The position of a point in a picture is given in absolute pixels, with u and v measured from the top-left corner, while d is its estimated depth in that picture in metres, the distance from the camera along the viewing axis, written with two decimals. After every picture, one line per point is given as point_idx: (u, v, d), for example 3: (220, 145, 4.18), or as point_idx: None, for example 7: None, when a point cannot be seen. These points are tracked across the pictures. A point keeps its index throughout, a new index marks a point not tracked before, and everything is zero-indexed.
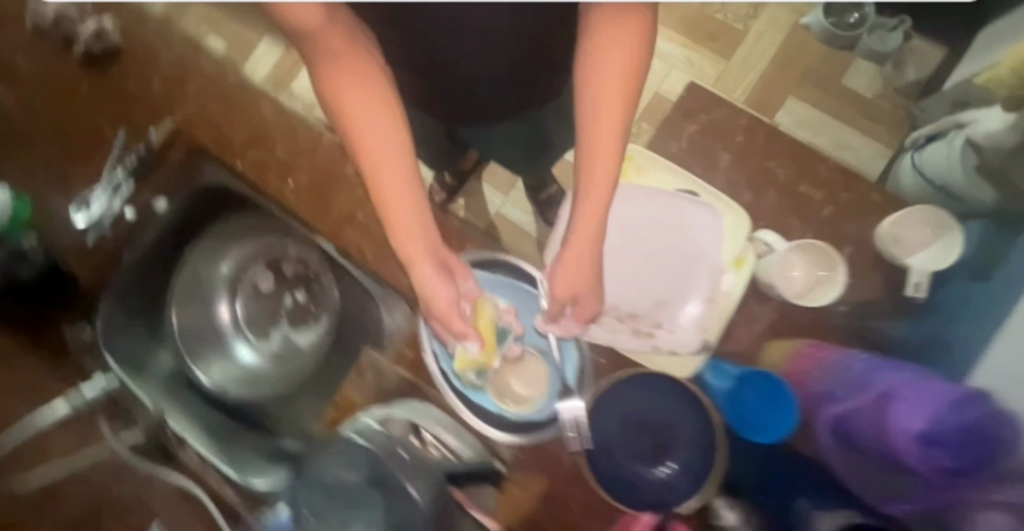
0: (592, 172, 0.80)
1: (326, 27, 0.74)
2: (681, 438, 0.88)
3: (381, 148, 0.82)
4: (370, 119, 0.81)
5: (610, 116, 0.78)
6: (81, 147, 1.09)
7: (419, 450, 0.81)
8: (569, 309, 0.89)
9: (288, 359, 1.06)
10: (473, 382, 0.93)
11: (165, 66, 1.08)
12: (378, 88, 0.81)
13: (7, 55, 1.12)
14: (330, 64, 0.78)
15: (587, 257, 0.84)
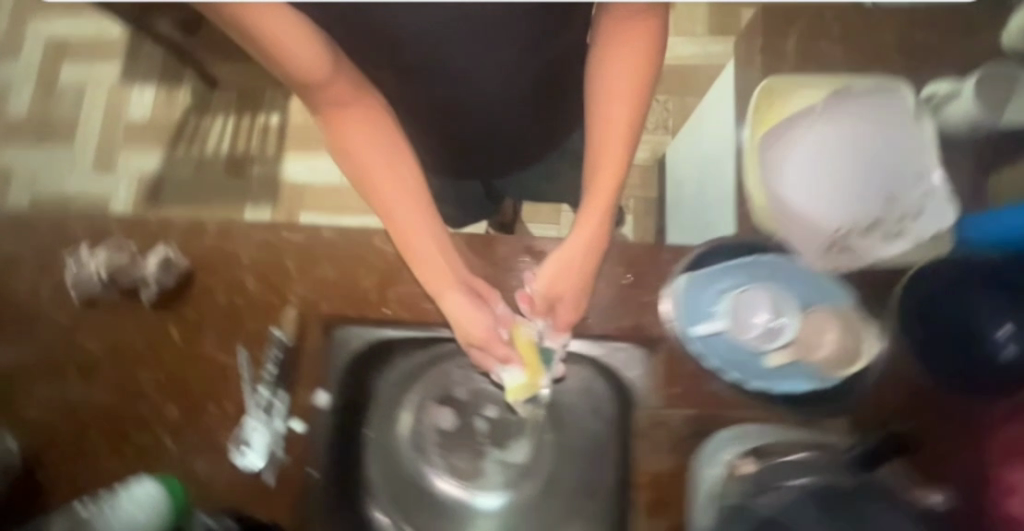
0: (603, 145, 0.81)
1: (329, 75, 0.78)
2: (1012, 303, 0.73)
3: (391, 190, 0.86)
4: (375, 154, 0.84)
5: (613, 114, 0.80)
6: (201, 391, 0.95)
7: (783, 472, 0.73)
8: (557, 313, 0.88)
9: (531, 480, 0.92)
10: (773, 372, 0.79)
11: (251, 261, 0.96)
12: (384, 132, 0.85)
13: (75, 343, 0.98)
14: (335, 111, 0.82)
15: (567, 278, 0.85)
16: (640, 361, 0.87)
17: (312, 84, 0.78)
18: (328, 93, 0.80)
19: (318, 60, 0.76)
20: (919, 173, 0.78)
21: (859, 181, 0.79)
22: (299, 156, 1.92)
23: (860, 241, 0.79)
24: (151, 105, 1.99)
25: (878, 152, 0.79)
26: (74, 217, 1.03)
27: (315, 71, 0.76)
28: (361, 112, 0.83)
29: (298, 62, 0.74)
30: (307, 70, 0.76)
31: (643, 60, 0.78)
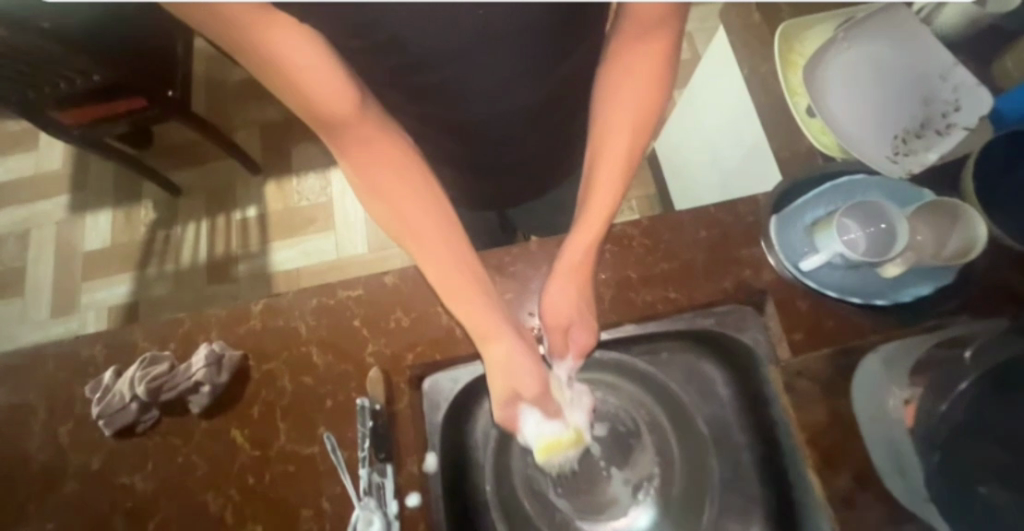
0: (621, 156, 0.81)
1: (357, 112, 0.73)
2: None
3: (424, 236, 0.79)
4: (400, 189, 0.79)
5: (620, 126, 0.81)
6: (288, 497, 0.82)
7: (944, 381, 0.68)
8: (569, 341, 0.84)
9: (667, 487, 0.91)
10: (884, 289, 0.79)
11: (313, 331, 0.87)
12: (409, 167, 0.80)
13: (121, 486, 0.84)
14: (358, 151, 0.77)
15: (574, 289, 0.82)
16: (754, 319, 0.85)
17: (335, 121, 0.72)
18: (355, 129, 0.75)
19: (343, 94, 0.70)
20: (941, 72, 0.83)
21: (890, 92, 0.85)
22: (288, 242, 1.77)
23: (918, 141, 0.83)
24: (110, 229, 1.81)
25: (897, 64, 0.85)
26: (91, 339, 0.90)
27: (341, 106, 0.71)
28: (388, 147, 0.78)
29: (322, 93, 0.69)
30: (334, 106, 0.70)
31: (659, 74, 0.78)
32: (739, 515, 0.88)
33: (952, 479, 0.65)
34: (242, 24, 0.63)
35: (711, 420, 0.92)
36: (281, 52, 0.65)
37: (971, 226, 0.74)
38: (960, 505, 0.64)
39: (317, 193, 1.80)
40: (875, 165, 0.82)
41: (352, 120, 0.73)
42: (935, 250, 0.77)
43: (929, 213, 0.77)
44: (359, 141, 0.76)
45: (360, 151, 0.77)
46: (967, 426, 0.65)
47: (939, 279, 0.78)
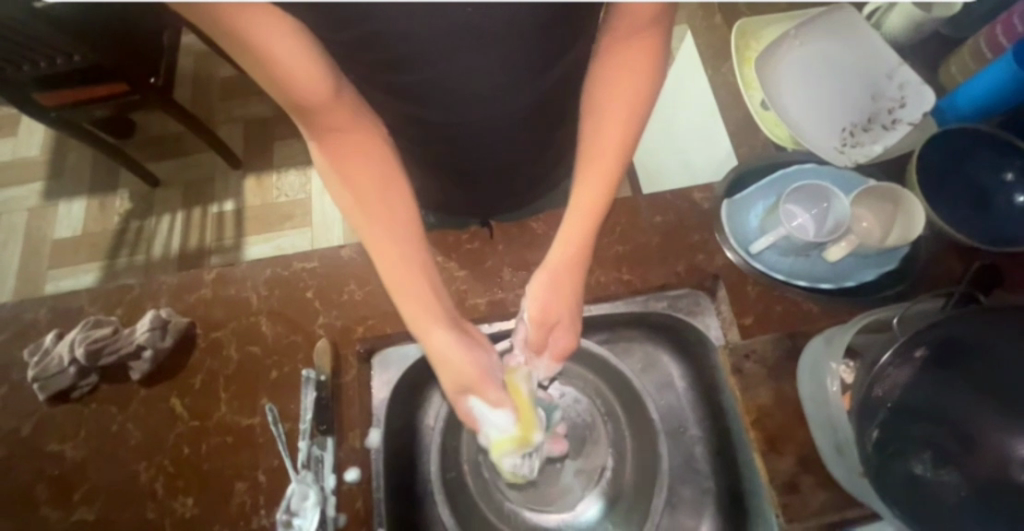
0: (590, 173, 0.72)
1: (330, 100, 0.61)
2: (985, 158, 0.82)
3: (382, 232, 0.69)
4: (366, 174, 0.68)
5: (614, 146, 0.71)
6: (223, 467, 0.79)
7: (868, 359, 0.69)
8: (548, 341, 0.79)
9: (618, 481, 0.87)
10: (828, 270, 0.82)
11: (264, 302, 0.87)
12: (379, 162, 0.69)
13: (50, 455, 0.81)
14: (329, 138, 0.65)
15: (562, 300, 0.76)
16: (707, 302, 0.86)
17: (303, 106, 0.60)
18: (326, 118, 0.63)
19: (321, 83, 0.58)
20: (887, 73, 0.87)
21: (837, 90, 0.89)
22: (262, 237, 1.76)
23: (864, 134, 0.86)
24: (83, 217, 1.79)
25: (844, 65, 0.89)
26: (35, 303, 0.89)
27: (312, 94, 0.58)
28: (354, 137, 0.66)
29: (295, 86, 0.57)
30: (301, 93, 0.58)
31: (639, 99, 0.70)
32: (691, 508, 0.84)
33: (888, 459, 0.63)
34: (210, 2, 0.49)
35: (666, 412, 0.89)
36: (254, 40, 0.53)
37: (912, 213, 0.77)
38: (900, 484, 0.62)
39: (296, 190, 1.80)
40: (821, 153, 0.85)
41: (324, 107, 0.61)
42: (880, 237, 0.79)
43: (872, 200, 0.80)
44: (330, 130, 0.64)
45: (326, 135, 0.65)
46: (901, 405, 0.65)
47: (881, 265, 0.80)
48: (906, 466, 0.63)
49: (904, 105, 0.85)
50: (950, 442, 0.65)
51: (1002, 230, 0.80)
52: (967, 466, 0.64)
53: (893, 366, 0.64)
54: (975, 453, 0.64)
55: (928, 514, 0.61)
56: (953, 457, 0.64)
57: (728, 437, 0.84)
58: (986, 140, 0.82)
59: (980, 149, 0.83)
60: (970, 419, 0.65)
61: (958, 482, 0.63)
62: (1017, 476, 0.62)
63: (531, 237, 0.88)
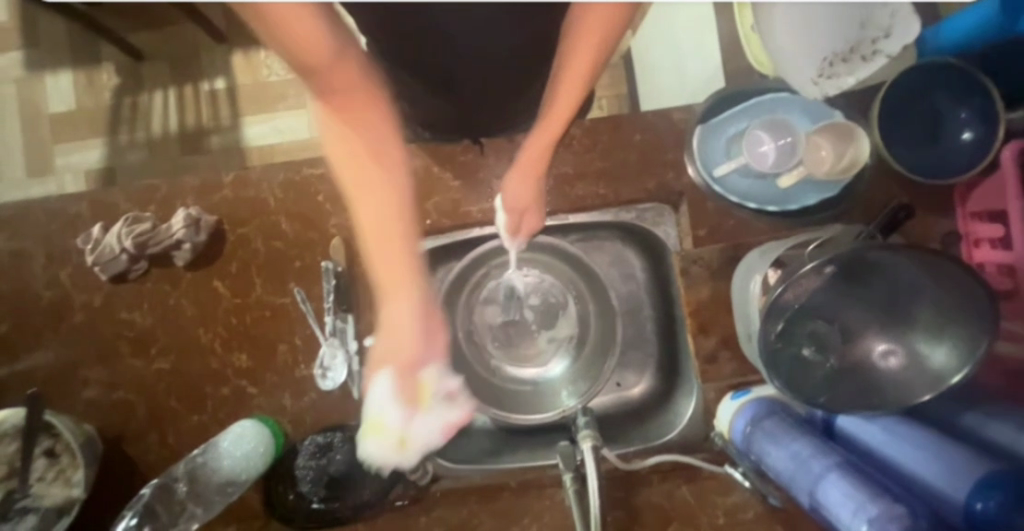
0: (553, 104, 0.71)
1: (332, 59, 0.57)
2: (948, 97, 0.92)
3: (367, 200, 0.64)
4: (360, 143, 0.63)
5: (581, 63, 0.65)
6: (266, 334, 0.99)
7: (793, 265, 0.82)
8: (520, 223, 0.88)
9: (581, 346, 1.09)
10: (780, 192, 0.93)
11: (281, 203, 0.99)
12: (377, 129, 0.63)
13: (123, 321, 1.00)
14: (331, 97, 0.61)
15: (529, 190, 0.84)
16: (669, 215, 0.99)
17: (305, 67, 0.57)
18: (328, 77, 0.59)
19: (319, 37, 0.55)
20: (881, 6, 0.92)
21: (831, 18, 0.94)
22: (258, 118, 1.73)
23: (842, 66, 0.92)
24: (74, 92, 1.75)
25: None
26: (77, 199, 1.01)
27: (311, 50, 0.56)
28: (358, 97, 0.62)
29: (292, 36, 0.54)
30: (304, 48, 0.55)
31: (619, 22, 0.61)
32: (635, 369, 1.08)
33: (784, 344, 0.81)
34: None
35: (628, 298, 1.07)
36: None
37: (860, 147, 0.89)
38: (789, 363, 0.81)
39: (286, 68, 1.73)
40: (797, 84, 0.92)
41: (329, 67, 0.58)
42: (829, 166, 0.90)
43: (833, 132, 0.90)
44: (332, 90, 0.60)
45: (326, 95, 0.61)
46: (805, 305, 0.81)
47: (824, 192, 0.92)
48: (801, 352, 0.81)
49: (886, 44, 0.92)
50: (831, 334, 0.83)
51: (942, 163, 0.91)
52: (838, 354, 0.82)
53: (813, 274, 0.78)
54: (855, 346, 0.82)
55: (802, 382, 0.81)
56: (835, 348, 0.83)
57: (672, 319, 1.04)
58: (951, 79, 0.91)
59: (940, 85, 0.92)
60: (855, 322, 0.83)
61: (838, 365, 0.82)
62: (874, 363, 0.81)
63: (519, 152, 0.98)
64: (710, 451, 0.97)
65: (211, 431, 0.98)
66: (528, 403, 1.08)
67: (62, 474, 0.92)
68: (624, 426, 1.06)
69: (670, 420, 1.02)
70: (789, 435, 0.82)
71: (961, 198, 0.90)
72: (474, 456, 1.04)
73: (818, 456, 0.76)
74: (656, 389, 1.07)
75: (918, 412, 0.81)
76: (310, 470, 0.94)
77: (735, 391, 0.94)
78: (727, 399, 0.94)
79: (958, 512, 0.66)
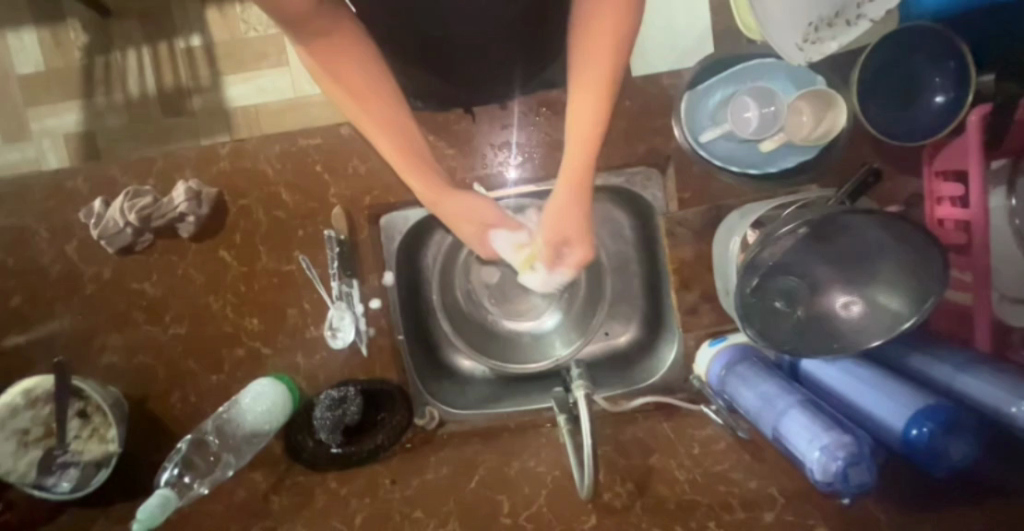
0: (579, 112, 0.73)
1: (315, 9, 0.63)
2: (924, 63, 0.97)
3: (374, 128, 0.76)
4: (355, 79, 0.72)
5: (599, 62, 0.69)
6: (275, 300, 1.04)
7: (770, 226, 0.89)
8: (559, 256, 0.89)
9: (573, 302, 1.17)
10: (761, 156, 0.98)
11: (280, 174, 1.02)
12: (368, 68, 0.72)
13: (134, 290, 1.05)
14: (315, 45, 0.68)
15: (571, 220, 0.83)
16: (656, 178, 1.04)
17: (291, 19, 0.62)
18: (311, 26, 0.65)
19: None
20: None
21: None
22: (239, 78, 1.67)
23: (826, 31, 0.94)
24: (41, 51, 1.67)
25: None
26: (73, 173, 1.03)
27: (297, 8, 0.61)
28: (339, 39, 0.68)
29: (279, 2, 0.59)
30: (284, 5, 0.59)
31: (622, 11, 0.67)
32: (622, 321, 1.16)
33: (758, 298, 0.89)
34: None
35: (617, 256, 1.14)
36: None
37: (837, 112, 0.94)
38: (762, 314, 0.90)
39: (265, 24, 1.66)
40: (782, 53, 0.94)
41: (311, 17, 0.63)
42: (807, 130, 0.95)
43: (813, 99, 0.95)
44: (314, 38, 0.66)
45: (317, 45, 0.68)
46: (778, 262, 0.89)
47: (801, 155, 0.97)
48: (773, 306, 0.90)
49: (875, 2, 0.91)
50: (800, 288, 0.91)
51: (912, 126, 0.97)
52: (805, 305, 0.91)
53: (787, 234, 0.85)
54: (821, 299, 0.91)
55: (772, 330, 0.90)
56: (802, 300, 0.91)
57: (657, 275, 1.11)
58: (928, 45, 0.96)
59: (917, 48, 0.97)
60: (820, 276, 0.91)
61: (805, 316, 0.91)
62: (836, 314, 0.90)
63: (510, 119, 1.01)
64: (689, 391, 1.08)
65: (231, 389, 1.05)
66: (522, 355, 1.17)
67: (96, 432, 0.99)
68: (612, 374, 1.15)
69: (653, 366, 1.12)
70: (759, 378, 0.92)
71: (929, 157, 0.95)
72: (476, 403, 1.14)
73: (782, 394, 0.87)
74: (641, 339, 1.16)
75: (871, 354, 0.92)
76: (328, 419, 1.02)
77: (713, 338, 1.03)
78: (705, 346, 1.03)
79: (897, 437, 0.78)
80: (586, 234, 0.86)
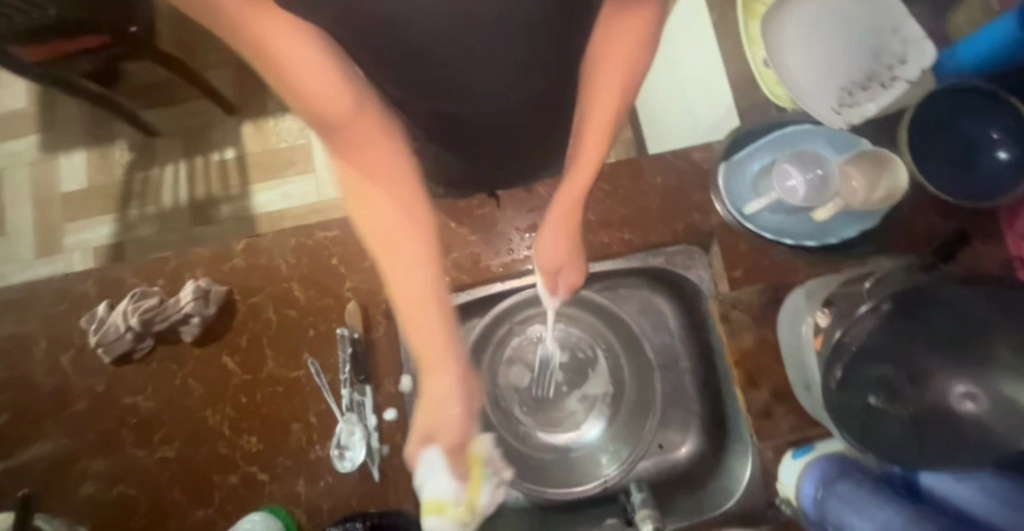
0: (586, 133, 0.71)
1: (352, 111, 0.60)
2: (973, 123, 0.89)
3: (397, 254, 0.65)
4: (378, 193, 0.64)
5: (618, 70, 0.68)
6: (278, 411, 0.92)
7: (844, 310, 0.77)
8: (558, 280, 0.82)
9: (618, 403, 1.01)
10: (817, 228, 0.89)
11: (294, 269, 0.95)
12: (397, 175, 0.65)
13: (125, 406, 0.94)
14: (351, 152, 0.63)
15: (564, 246, 0.78)
16: (700, 258, 0.93)
17: (325, 121, 0.59)
18: (349, 131, 0.61)
19: (339, 90, 0.58)
20: (883, 44, 0.96)
21: (838, 59, 0.98)
22: (268, 185, 1.72)
23: (861, 95, 0.94)
24: (86, 170, 1.77)
25: (847, 35, 0.99)
26: (83, 277, 0.98)
27: (331, 106, 0.58)
28: (374, 150, 0.63)
29: (312, 91, 0.56)
30: (318, 101, 0.57)
31: (644, 40, 0.67)
32: (679, 426, 0.99)
33: (847, 396, 0.74)
34: (245, 24, 0.53)
35: (661, 348, 1.01)
36: (269, 45, 0.54)
37: (896, 173, 0.84)
38: (855, 416, 0.74)
39: (295, 135, 1.74)
40: (821, 116, 0.92)
41: (350, 119, 0.60)
42: (865, 196, 0.85)
43: (862, 161, 0.87)
44: (349, 142, 0.62)
45: (350, 153, 0.63)
46: (863, 348, 0.73)
47: (861, 223, 0.87)
48: (869, 406, 0.74)
49: (898, 74, 0.93)
50: (900, 379, 0.73)
51: (986, 187, 0.87)
52: (913, 400, 0.73)
53: (867, 316, 0.73)
54: (934, 390, 0.72)
55: (867, 434, 0.74)
56: (905, 393, 0.73)
57: (713, 368, 0.97)
58: (971, 105, 0.89)
59: (967, 110, 0.89)
60: (927, 364, 0.72)
61: (913, 414, 0.73)
62: (956, 408, 0.71)
63: (536, 201, 0.95)
64: (776, 521, 0.87)
65: (218, 526, 0.88)
66: (565, 474, 0.99)
67: None
68: (673, 496, 0.96)
69: (726, 485, 0.92)
70: (872, 502, 0.71)
71: (1008, 220, 0.84)
72: None
73: (913, 529, 0.66)
74: (703, 449, 0.98)
75: None
76: None
77: (796, 448, 0.85)
78: (788, 458, 0.85)
79: None
80: (579, 258, 0.81)
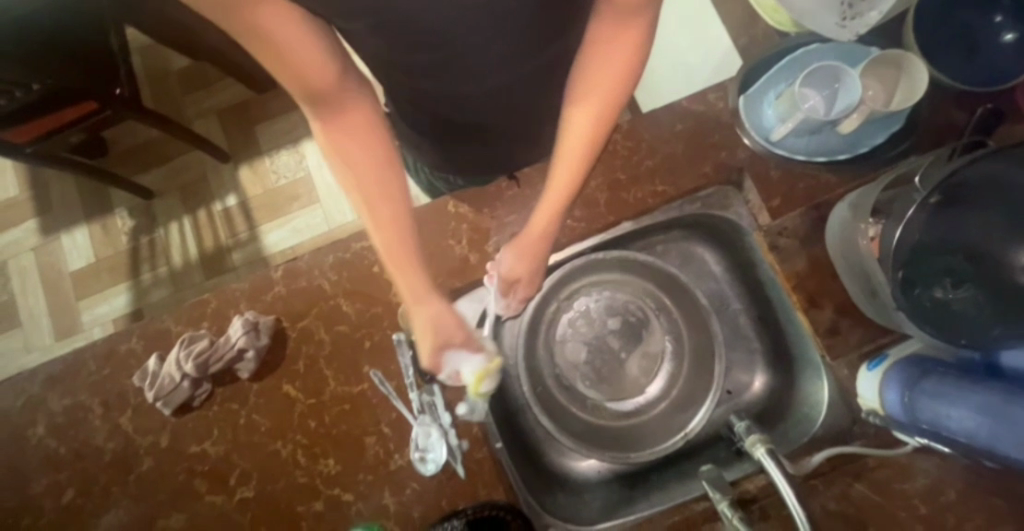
0: (565, 145, 0.78)
1: (336, 84, 0.68)
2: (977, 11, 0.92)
3: (380, 217, 0.75)
4: (355, 152, 0.73)
5: (607, 82, 0.75)
6: (349, 429, 0.90)
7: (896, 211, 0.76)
8: (514, 292, 0.90)
9: (680, 357, 1.01)
10: (847, 142, 0.90)
11: (336, 285, 0.95)
12: (377, 147, 0.74)
13: (194, 455, 0.92)
14: (333, 120, 0.71)
15: (526, 265, 0.86)
16: (736, 195, 0.94)
17: (314, 93, 0.68)
18: (331, 100, 0.69)
19: (318, 62, 0.64)
20: None
21: None
22: (275, 223, 1.71)
23: (861, 5, 0.94)
24: (91, 244, 1.75)
25: None
26: (125, 335, 0.96)
27: (317, 81, 0.66)
28: (354, 118, 0.72)
29: (301, 69, 0.64)
30: (307, 77, 0.65)
31: (631, 55, 0.73)
32: (745, 367, 1.00)
33: (915, 290, 0.74)
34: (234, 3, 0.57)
35: (710, 294, 1.01)
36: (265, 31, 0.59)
37: (913, 75, 0.87)
38: (928, 310, 0.74)
39: (293, 169, 1.73)
40: (827, 32, 0.93)
41: (333, 93, 0.69)
42: (885, 100, 0.89)
43: (878, 68, 0.90)
44: (334, 112, 0.71)
45: (334, 121, 0.71)
46: (919, 245, 0.74)
47: (887, 127, 0.88)
48: (936, 299, 0.74)
49: None
50: (964, 265, 0.74)
51: (1006, 65, 0.89)
52: (984, 281, 0.73)
53: (916, 214, 0.73)
54: (1002, 268, 0.73)
55: (945, 327, 0.73)
56: (973, 277, 0.74)
57: (768, 303, 0.96)
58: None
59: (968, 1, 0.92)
60: (988, 245, 0.74)
61: (987, 295, 0.73)
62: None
63: None
64: (867, 437, 0.85)
65: None
66: (642, 438, 0.99)
67: None
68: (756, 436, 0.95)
69: (808, 414, 0.92)
70: (963, 390, 0.71)
71: None
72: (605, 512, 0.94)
73: (1014, 404, 0.67)
74: (774, 383, 0.98)
75: None
76: None
77: (870, 359, 0.85)
78: (863, 371, 0.84)
79: None
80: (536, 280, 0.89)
